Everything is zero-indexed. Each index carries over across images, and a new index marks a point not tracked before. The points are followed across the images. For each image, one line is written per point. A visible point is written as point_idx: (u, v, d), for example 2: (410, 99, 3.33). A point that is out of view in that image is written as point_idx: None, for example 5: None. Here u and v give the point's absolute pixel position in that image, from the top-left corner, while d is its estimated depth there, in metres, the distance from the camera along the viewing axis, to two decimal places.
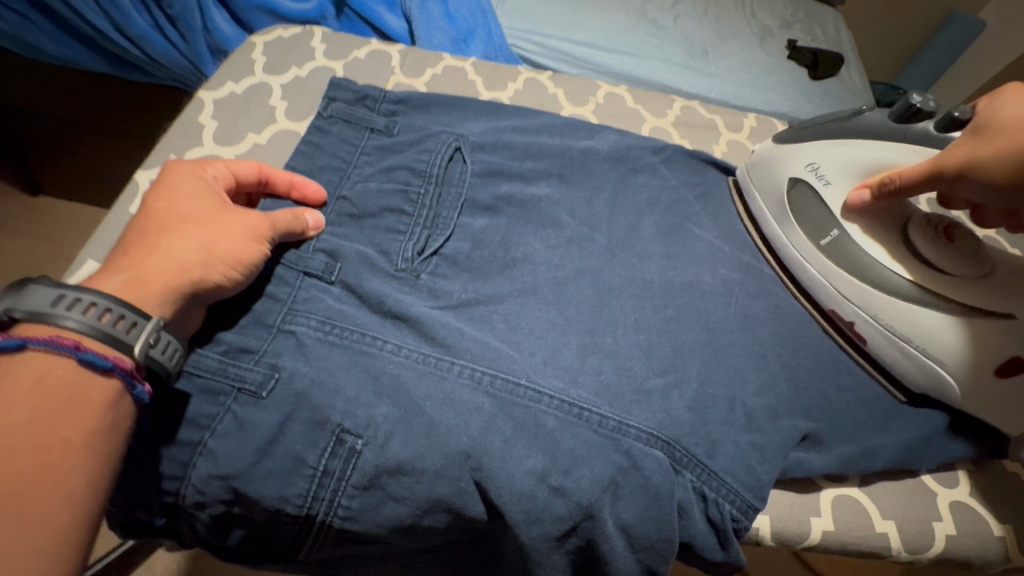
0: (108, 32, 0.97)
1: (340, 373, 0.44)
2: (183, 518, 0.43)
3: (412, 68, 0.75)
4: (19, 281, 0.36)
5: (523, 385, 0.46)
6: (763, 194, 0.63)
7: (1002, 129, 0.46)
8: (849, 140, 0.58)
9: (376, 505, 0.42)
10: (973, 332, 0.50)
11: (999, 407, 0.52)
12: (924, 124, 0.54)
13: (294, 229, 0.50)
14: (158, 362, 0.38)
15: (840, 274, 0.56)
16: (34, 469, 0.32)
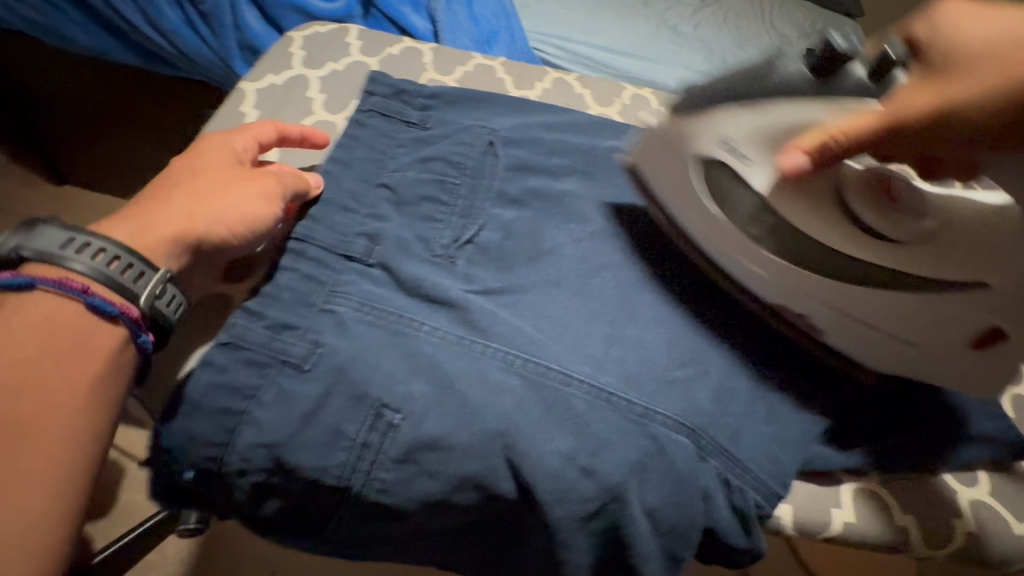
0: (142, 27, 1.03)
1: (378, 350, 0.46)
2: (225, 486, 0.45)
3: (444, 65, 0.77)
4: (29, 223, 0.40)
5: (554, 368, 0.48)
6: (672, 178, 0.55)
7: (972, 62, 0.42)
8: (759, 102, 0.52)
9: (411, 479, 0.44)
10: (932, 301, 0.52)
11: (970, 376, 0.52)
12: (850, 72, 0.50)
13: (302, 187, 0.54)
14: (161, 313, 0.42)
15: (790, 267, 0.54)
16: (43, 408, 0.36)
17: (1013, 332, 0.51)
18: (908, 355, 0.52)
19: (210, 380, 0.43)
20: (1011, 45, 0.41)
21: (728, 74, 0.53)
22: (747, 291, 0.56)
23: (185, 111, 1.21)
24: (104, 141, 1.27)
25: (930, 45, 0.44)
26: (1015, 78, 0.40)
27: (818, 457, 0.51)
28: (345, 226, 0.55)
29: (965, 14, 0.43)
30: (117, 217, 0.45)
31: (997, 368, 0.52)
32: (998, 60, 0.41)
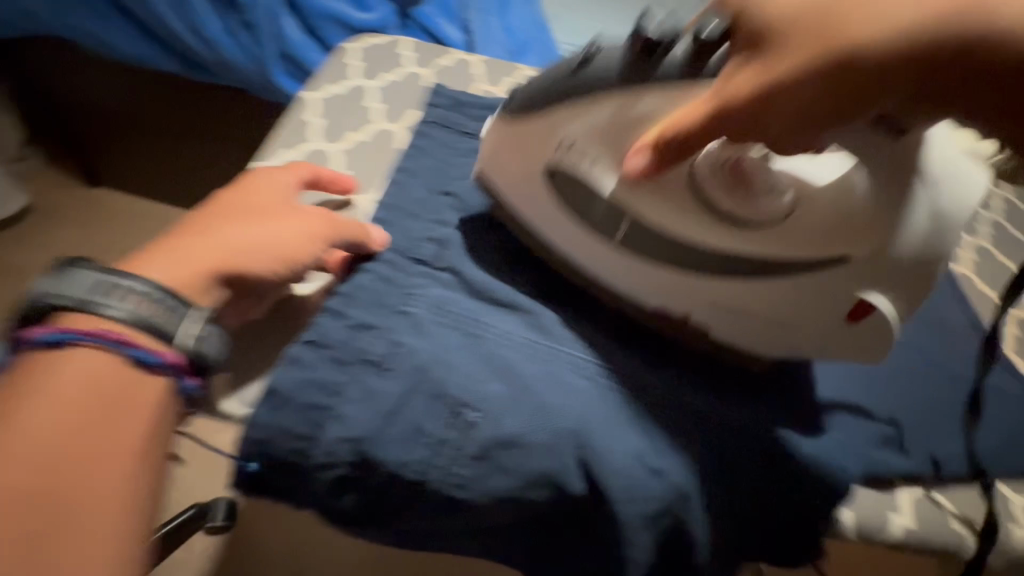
0: (184, 35, 1.06)
1: (455, 351, 0.48)
2: (306, 479, 0.46)
3: (493, 77, 0.78)
4: (61, 267, 0.38)
5: (618, 371, 0.50)
6: (527, 188, 0.53)
7: (791, 34, 0.36)
8: (586, 100, 0.47)
9: (487, 475, 0.45)
10: (808, 287, 0.49)
11: (850, 347, 0.51)
12: (670, 57, 0.43)
13: (357, 239, 0.52)
14: (205, 356, 0.39)
15: (653, 270, 0.51)
16: (95, 474, 0.34)
17: (886, 297, 0.48)
18: (781, 335, 0.51)
19: (298, 377, 0.45)
20: (819, 13, 0.35)
21: (556, 66, 0.49)
22: (615, 289, 0.53)
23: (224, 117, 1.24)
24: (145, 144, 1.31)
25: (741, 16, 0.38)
26: (834, 47, 0.35)
27: (764, 453, 0.49)
28: (413, 231, 0.57)
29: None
30: (153, 249, 0.43)
31: (874, 338, 0.50)
32: (810, 28, 0.35)
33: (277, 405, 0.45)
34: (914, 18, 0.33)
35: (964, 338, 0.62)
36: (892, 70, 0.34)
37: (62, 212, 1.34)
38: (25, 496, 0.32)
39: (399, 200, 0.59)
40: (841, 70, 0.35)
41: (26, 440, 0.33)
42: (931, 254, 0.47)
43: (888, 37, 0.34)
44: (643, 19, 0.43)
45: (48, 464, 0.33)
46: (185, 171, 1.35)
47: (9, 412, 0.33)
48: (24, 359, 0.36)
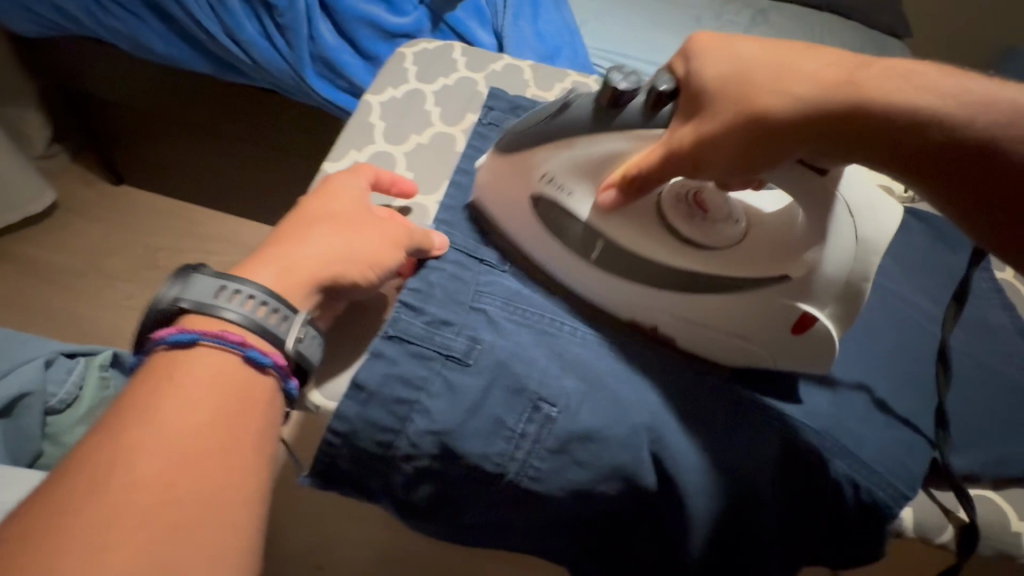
0: (219, 37, 1.01)
1: (531, 348, 0.49)
2: (387, 469, 0.48)
3: (543, 82, 0.79)
4: (184, 274, 0.42)
5: (682, 369, 0.52)
6: (510, 216, 0.56)
7: (719, 98, 0.42)
8: (565, 140, 0.49)
9: (563, 468, 0.47)
10: (759, 303, 0.51)
11: (801, 356, 0.52)
12: (631, 105, 0.46)
13: (423, 245, 0.53)
14: (304, 357, 0.43)
15: (627, 285, 0.54)
16: (221, 473, 0.35)
17: (825, 310, 0.49)
18: (742, 346, 0.54)
19: (383, 371, 0.47)
20: (738, 85, 0.42)
21: (538, 109, 0.51)
22: (594, 301, 0.56)
23: (239, 118, 1.20)
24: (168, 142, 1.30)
25: (688, 80, 0.45)
26: (751, 115, 0.41)
27: (825, 451, 0.50)
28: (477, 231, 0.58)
29: (712, 50, 0.45)
30: (254, 255, 0.45)
31: (819, 350, 0.52)
32: (730, 98, 0.42)
33: (364, 397, 0.46)
34: (808, 92, 0.40)
35: (1011, 342, 0.63)
36: (801, 130, 0.40)
37: (94, 210, 1.37)
38: (161, 489, 0.33)
39: (457, 202, 0.60)
40: (760, 129, 0.41)
41: (160, 435, 0.34)
42: (860, 275, 0.47)
43: (796, 105, 0.40)
44: (616, 70, 0.45)
45: (181, 459, 0.34)
46: (208, 171, 1.34)
47: (143, 409, 0.35)
48: (152, 359, 0.38)
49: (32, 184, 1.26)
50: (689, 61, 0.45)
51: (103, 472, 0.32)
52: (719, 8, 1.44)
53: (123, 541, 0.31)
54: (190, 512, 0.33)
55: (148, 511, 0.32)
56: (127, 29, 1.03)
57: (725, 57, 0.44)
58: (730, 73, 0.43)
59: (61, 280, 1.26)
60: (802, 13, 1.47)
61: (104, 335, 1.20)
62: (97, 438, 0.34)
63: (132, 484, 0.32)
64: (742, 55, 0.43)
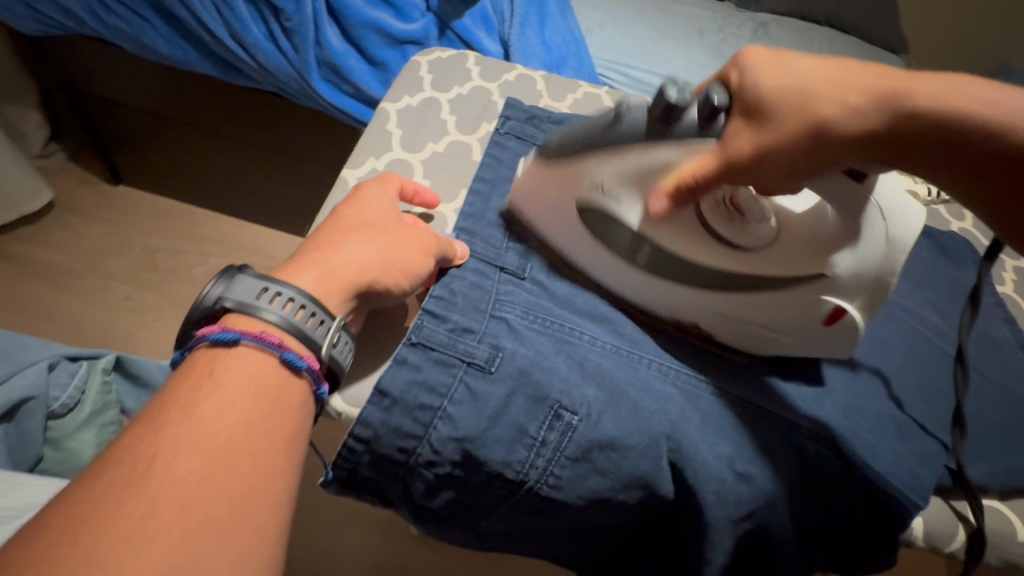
0: (226, 40, 1.01)
1: (552, 356, 0.50)
2: (409, 476, 0.48)
3: (557, 93, 0.80)
4: (229, 274, 0.42)
5: (704, 380, 0.53)
6: (554, 223, 0.57)
7: (777, 108, 0.42)
8: (616, 149, 0.48)
9: (583, 477, 0.47)
10: (800, 300, 0.53)
11: (829, 345, 0.55)
12: (687, 117, 0.45)
13: (450, 251, 0.54)
14: (337, 361, 0.43)
15: (668, 285, 0.55)
16: (255, 473, 0.35)
17: (855, 303, 0.51)
18: (778, 340, 0.55)
19: (407, 378, 0.47)
20: (797, 95, 0.42)
21: (589, 118, 0.50)
22: (630, 299, 0.58)
23: (242, 121, 1.19)
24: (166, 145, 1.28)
25: (741, 91, 0.44)
26: (811, 125, 0.41)
27: (841, 460, 0.51)
28: (496, 240, 0.59)
29: (765, 63, 0.44)
30: (292, 259, 0.46)
31: (847, 339, 0.54)
32: (789, 108, 0.42)
33: (388, 404, 0.47)
34: (864, 102, 0.40)
35: (1014, 356, 0.65)
36: (858, 142, 0.41)
37: (94, 210, 1.36)
38: (197, 485, 0.32)
39: (476, 209, 0.61)
40: (819, 140, 0.41)
41: (199, 431, 0.34)
42: (888, 270, 0.49)
43: (854, 117, 0.40)
44: (671, 83, 0.43)
45: (217, 456, 0.34)
46: (208, 175, 1.33)
47: (184, 405, 0.35)
48: (196, 355, 0.39)
49: (32, 182, 1.26)
50: (743, 72, 0.45)
51: (142, 465, 0.32)
52: (722, 21, 1.46)
53: (159, 534, 0.30)
54: (222, 510, 0.33)
55: (183, 505, 0.32)
56: (133, 30, 1.02)
57: (779, 69, 0.43)
58: (787, 84, 0.42)
59: (58, 280, 1.25)
60: (801, 27, 1.49)
61: (102, 336, 1.19)
62: (138, 432, 0.34)
63: (170, 478, 0.32)
64: (797, 67, 0.43)
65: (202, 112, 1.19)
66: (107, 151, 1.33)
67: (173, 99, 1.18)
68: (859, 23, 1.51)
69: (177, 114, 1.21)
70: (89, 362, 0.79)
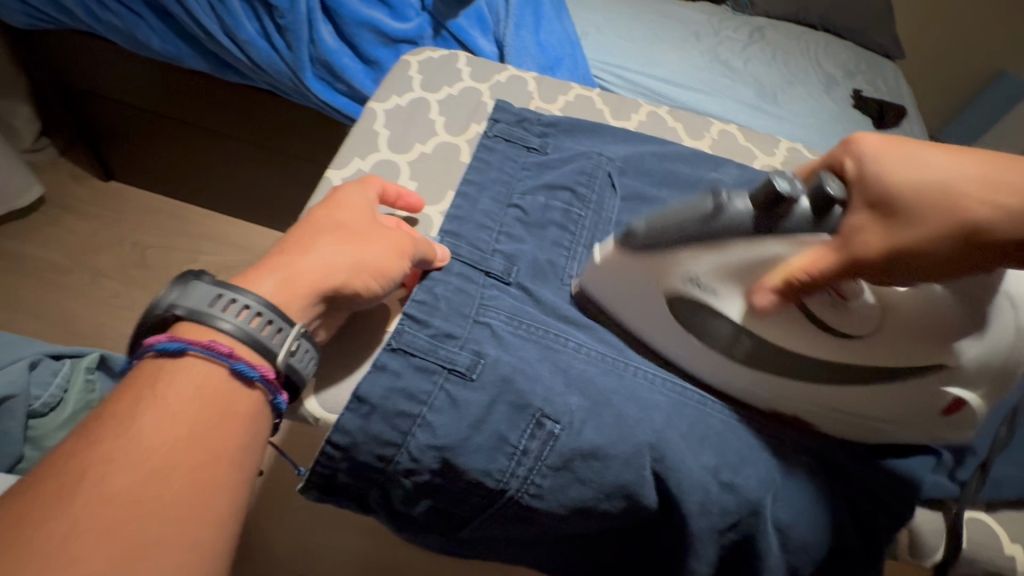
0: (218, 36, 0.99)
1: (535, 363, 0.49)
2: (388, 484, 0.47)
3: (549, 95, 0.80)
4: (183, 279, 0.41)
5: (691, 389, 0.53)
6: (640, 313, 0.53)
7: (915, 205, 0.39)
8: (720, 243, 0.44)
9: (565, 486, 0.47)
10: (920, 390, 0.49)
11: (942, 431, 0.53)
12: (800, 210, 0.41)
13: (428, 255, 0.53)
14: (295, 370, 0.42)
15: (762, 374, 0.51)
16: (193, 489, 0.34)
17: (976, 392, 0.50)
18: (884, 429, 0.53)
19: (388, 384, 0.46)
20: (939, 192, 0.39)
21: (682, 206, 0.45)
22: (719, 388, 0.54)
23: (232, 118, 1.17)
24: (156, 141, 1.27)
25: (862, 182, 0.42)
26: (960, 227, 0.38)
27: (822, 468, 0.52)
28: (483, 243, 0.58)
29: (888, 153, 0.42)
30: (257, 263, 0.45)
31: (961, 424, 0.52)
32: (930, 206, 0.39)
33: (369, 411, 0.46)
34: (1019, 203, 0.37)
35: None
36: (1011, 245, 0.38)
37: (84, 206, 1.34)
38: (128, 504, 0.32)
39: (463, 212, 0.60)
40: (969, 241, 0.38)
41: (136, 448, 0.34)
42: (1015, 360, 0.48)
43: (1007, 219, 0.37)
44: (782, 174, 0.40)
45: (152, 474, 0.33)
46: (198, 173, 1.31)
47: (121, 420, 0.35)
48: (143, 365, 0.38)
49: (22, 177, 1.24)
50: (862, 161, 0.43)
51: (72, 482, 0.32)
52: (718, 25, 1.46)
53: (82, 554, 0.30)
54: (153, 531, 0.32)
55: (111, 526, 0.31)
56: (124, 24, 1.01)
57: (908, 162, 0.41)
58: (923, 180, 0.40)
59: (45, 276, 1.23)
60: (797, 32, 1.49)
61: (88, 333, 1.17)
62: (74, 446, 0.34)
63: (99, 497, 0.32)
64: (931, 161, 0.40)
65: (191, 108, 1.17)
66: (97, 147, 1.31)
67: (161, 94, 1.16)
68: (856, 29, 1.51)
69: (166, 111, 1.19)
70: (71, 359, 0.77)
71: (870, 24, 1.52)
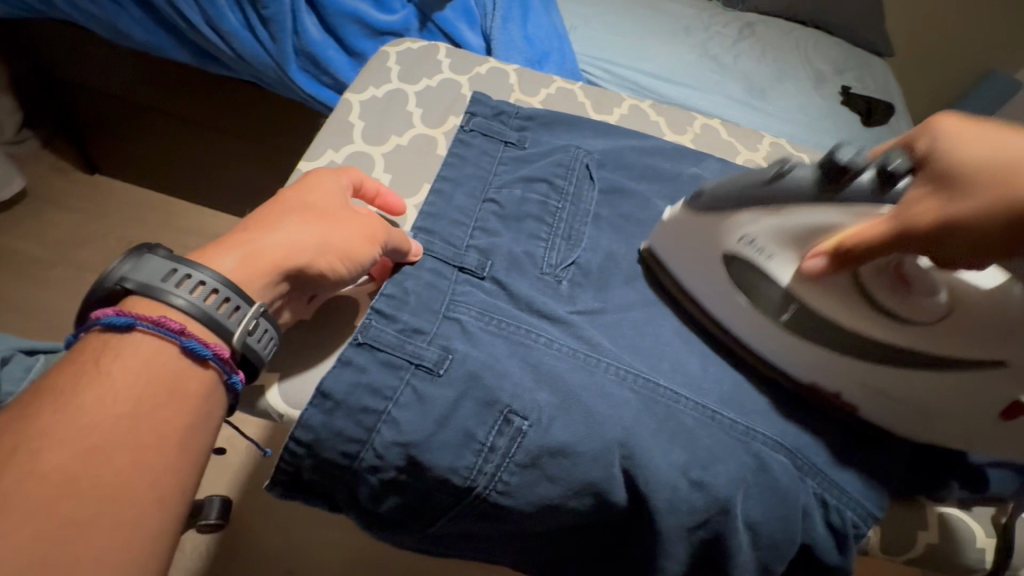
0: (199, 26, 0.96)
1: (504, 360, 0.49)
2: (352, 481, 0.47)
3: (529, 87, 0.78)
4: (137, 253, 0.40)
5: (663, 385, 0.51)
6: (697, 277, 0.57)
7: (977, 185, 0.37)
8: (775, 206, 0.49)
9: (532, 483, 0.46)
10: (974, 384, 0.50)
11: (981, 438, 0.52)
12: (860, 181, 0.44)
13: (400, 247, 0.52)
14: (252, 350, 0.41)
15: (809, 346, 0.53)
16: (133, 468, 0.33)
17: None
18: (925, 424, 0.53)
19: (351, 380, 0.46)
20: (1005, 165, 0.37)
21: (749, 172, 0.50)
22: (768, 361, 0.56)
23: (214, 109, 1.15)
24: (136, 132, 1.24)
25: (930, 158, 0.41)
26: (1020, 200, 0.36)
27: (797, 466, 0.50)
28: (457, 238, 0.57)
29: (965, 131, 0.40)
30: (220, 238, 0.44)
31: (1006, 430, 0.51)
32: (995, 185, 0.37)
33: (333, 408, 0.45)
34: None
35: None
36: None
37: (66, 200, 1.32)
38: (60, 482, 0.31)
39: (437, 208, 0.59)
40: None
41: (72, 423, 0.33)
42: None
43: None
44: (844, 146, 0.43)
45: (88, 452, 0.32)
46: (179, 164, 1.29)
47: (60, 395, 0.34)
48: (89, 339, 0.37)
49: (3, 171, 1.22)
50: (933, 141, 0.41)
51: (3, 456, 0.31)
52: (708, 20, 1.45)
53: (5, 533, 0.29)
54: (84, 509, 0.31)
55: (41, 503, 0.30)
56: (104, 13, 0.98)
57: (985, 141, 0.38)
58: (993, 158, 0.37)
59: (25, 270, 1.21)
60: (787, 27, 1.49)
61: (66, 327, 1.15)
62: (9, 420, 0.33)
63: (29, 473, 0.31)
64: (1012, 137, 0.38)
65: (171, 99, 1.15)
66: (77, 139, 1.29)
67: (141, 84, 1.13)
68: (846, 26, 1.51)
69: (146, 101, 1.17)
70: (45, 354, 0.70)
71: (859, 21, 1.52)
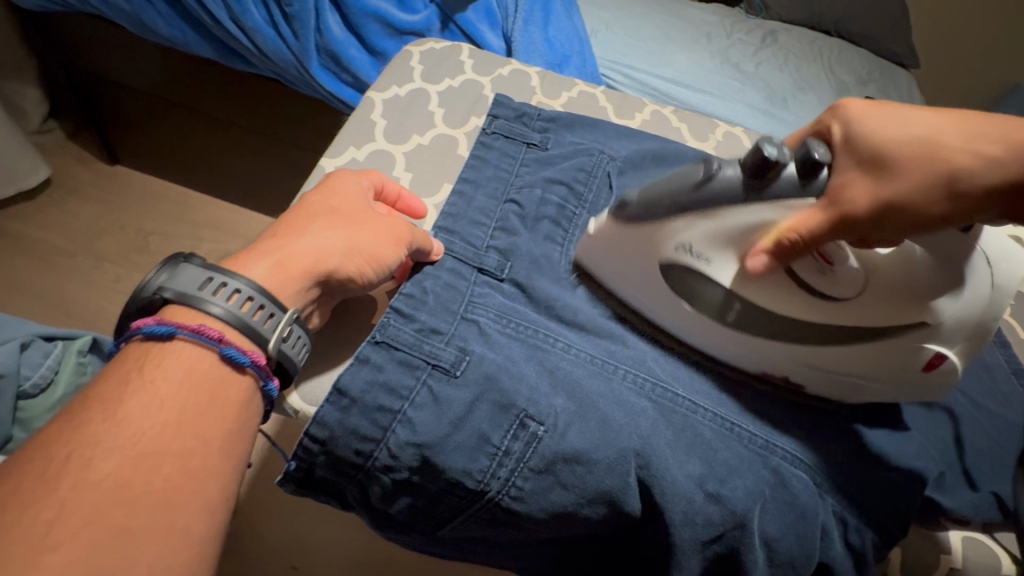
0: (226, 23, 0.97)
1: (521, 362, 0.48)
2: (365, 481, 0.46)
3: (551, 90, 0.78)
4: (171, 264, 0.40)
5: (680, 395, 0.50)
6: (631, 287, 0.56)
7: (904, 162, 0.42)
8: (707, 211, 0.48)
9: (546, 489, 0.45)
10: (899, 349, 0.52)
11: (922, 392, 0.54)
12: (787, 176, 0.44)
13: (424, 247, 0.52)
14: (287, 357, 0.41)
15: (742, 319, 0.54)
16: (178, 474, 0.34)
17: (955, 349, 0.51)
18: (866, 386, 0.54)
19: (369, 378, 0.45)
20: (921, 145, 0.42)
21: (673, 176, 0.49)
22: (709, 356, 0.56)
23: (236, 103, 1.16)
24: (160, 126, 1.26)
25: (850, 141, 0.44)
26: (943, 175, 0.41)
27: (817, 483, 0.49)
28: (478, 239, 0.57)
29: (871, 115, 0.44)
30: (249, 247, 0.45)
31: (935, 387, 0.54)
32: (915, 160, 0.41)
33: (354, 409, 0.45)
34: (1000, 152, 0.40)
35: (1006, 382, 0.63)
36: (984, 195, 0.40)
37: (91, 191, 1.34)
38: (112, 490, 0.31)
39: (458, 208, 0.59)
40: (950, 191, 0.41)
41: (119, 433, 0.33)
42: (991, 315, 0.49)
43: (986, 167, 0.40)
44: (770, 141, 0.42)
45: (135, 460, 0.32)
46: (200, 157, 1.30)
47: (105, 406, 0.34)
48: (129, 349, 0.37)
49: (30, 159, 1.23)
50: (848, 125, 0.45)
51: (56, 465, 0.31)
52: (731, 27, 1.43)
53: (63, 541, 0.29)
54: (133, 515, 0.31)
55: (95, 511, 0.30)
56: (135, 9, 0.99)
57: (892, 121, 0.43)
58: (907, 136, 0.42)
59: (47, 258, 1.22)
60: (811, 36, 1.47)
61: (88, 315, 1.16)
62: (58, 429, 0.33)
63: (82, 482, 0.31)
64: (908, 116, 0.43)
65: (195, 94, 1.16)
66: (102, 131, 1.31)
67: (166, 78, 1.15)
68: (870, 36, 1.48)
69: (169, 95, 1.18)
70: (65, 342, 0.70)
71: (884, 31, 1.49)
